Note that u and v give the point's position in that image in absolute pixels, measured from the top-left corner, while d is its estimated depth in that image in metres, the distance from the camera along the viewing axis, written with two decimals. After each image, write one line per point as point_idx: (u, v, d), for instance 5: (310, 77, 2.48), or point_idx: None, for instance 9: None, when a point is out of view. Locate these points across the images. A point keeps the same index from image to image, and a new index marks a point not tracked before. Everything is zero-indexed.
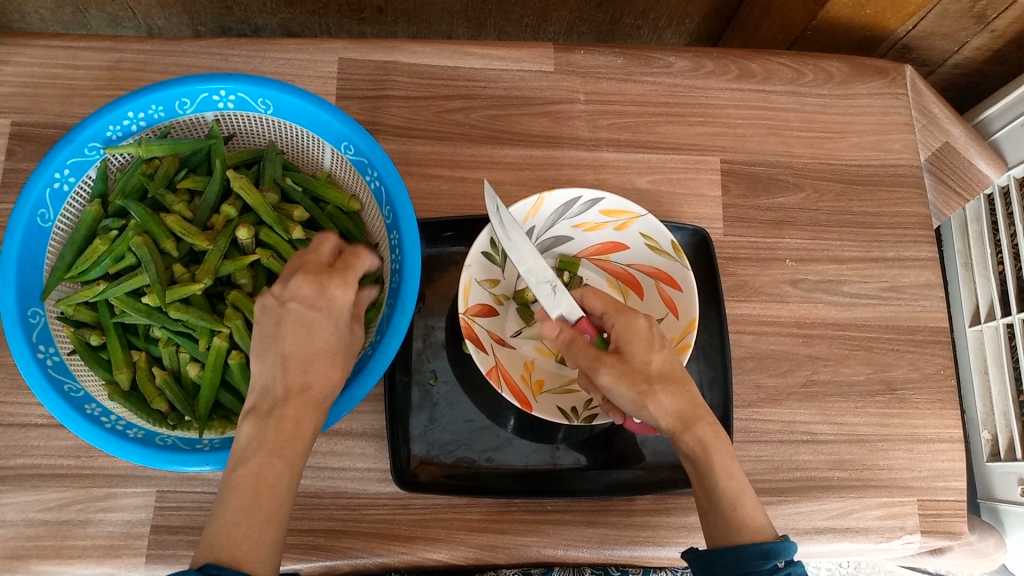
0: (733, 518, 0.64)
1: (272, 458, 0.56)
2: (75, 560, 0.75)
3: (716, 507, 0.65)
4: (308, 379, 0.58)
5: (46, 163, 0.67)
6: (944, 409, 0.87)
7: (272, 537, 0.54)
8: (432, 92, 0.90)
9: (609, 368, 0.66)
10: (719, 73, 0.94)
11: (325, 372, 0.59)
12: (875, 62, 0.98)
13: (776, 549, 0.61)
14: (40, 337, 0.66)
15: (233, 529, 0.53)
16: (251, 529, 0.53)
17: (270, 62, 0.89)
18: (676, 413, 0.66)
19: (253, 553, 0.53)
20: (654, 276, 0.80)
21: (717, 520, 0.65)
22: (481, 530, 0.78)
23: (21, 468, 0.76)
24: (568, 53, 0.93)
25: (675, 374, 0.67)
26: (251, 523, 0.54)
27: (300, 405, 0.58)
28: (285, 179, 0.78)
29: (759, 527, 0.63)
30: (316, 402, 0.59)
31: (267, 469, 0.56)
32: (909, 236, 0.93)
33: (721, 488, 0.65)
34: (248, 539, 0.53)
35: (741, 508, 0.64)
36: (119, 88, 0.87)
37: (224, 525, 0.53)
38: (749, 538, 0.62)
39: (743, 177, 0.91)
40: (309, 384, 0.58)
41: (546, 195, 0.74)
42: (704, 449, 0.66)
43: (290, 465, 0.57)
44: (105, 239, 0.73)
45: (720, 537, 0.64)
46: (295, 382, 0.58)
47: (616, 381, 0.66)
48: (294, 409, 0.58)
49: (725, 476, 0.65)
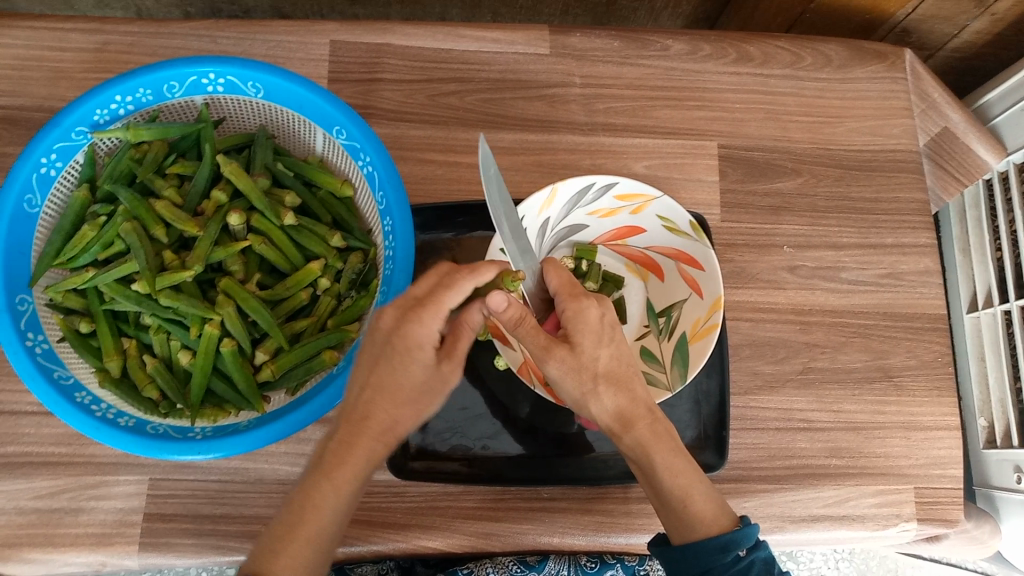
0: (683, 515, 0.66)
1: (331, 486, 0.62)
2: (68, 549, 0.74)
3: (667, 506, 0.67)
4: (383, 420, 0.63)
5: (32, 147, 0.66)
6: (941, 397, 0.87)
7: (310, 558, 0.61)
8: (426, 75, 0.89)
9: (556, 364, 0.64)
10: (717, 56, 0.93)
11: (403, 420, 0.64)
12: (874, 46, 0.97)
13: (737, 538, 0.63)
14: (28, 324, 0.65)
15: (281, 547, 0.60)
16: (295, 547, 0.60)
17: (260, 44, 0.88)
18: (615, 412, 0.66)
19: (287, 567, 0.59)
20: (674, 257, 0.79)
21: (672, 517, 0.67)
22: (476, 517, 0.78)
23: (11, 456, 0.76)
24: (564, 36, 0.92)
25: (620, 372, 0.66)
26: (299, 542, 0.60)
27: (368, 440, 0.64)
28: (276, 164, 0.76)
29: (716, 522, 0.65)
30: (384, 441, 0.65)
31: (325, 493, 0.62)
32: (907, 223, 0.92)
33: (669, 486, 0.66)
34: (287, 560, 0.59)
35: (690, 505, 0.66)
36: (107, 71, 0.86)
37: (275, 540, 0.60)
38: (704, 534, 0.64)
39: (741, 163, 0.90)
40: (381, 425, 0.64)
41: (558, 186, 0.72)
42: (645, 452, 0.66)
43: (348, 491, 0.63)
44: (94, 225, 0.72)
45: (677, 531, 0.66)
46: (372, 423, 0.63)
47: (562, 375, 0.64)
48: (357, 444, 0.63)
49: (672, 475, 0.66)
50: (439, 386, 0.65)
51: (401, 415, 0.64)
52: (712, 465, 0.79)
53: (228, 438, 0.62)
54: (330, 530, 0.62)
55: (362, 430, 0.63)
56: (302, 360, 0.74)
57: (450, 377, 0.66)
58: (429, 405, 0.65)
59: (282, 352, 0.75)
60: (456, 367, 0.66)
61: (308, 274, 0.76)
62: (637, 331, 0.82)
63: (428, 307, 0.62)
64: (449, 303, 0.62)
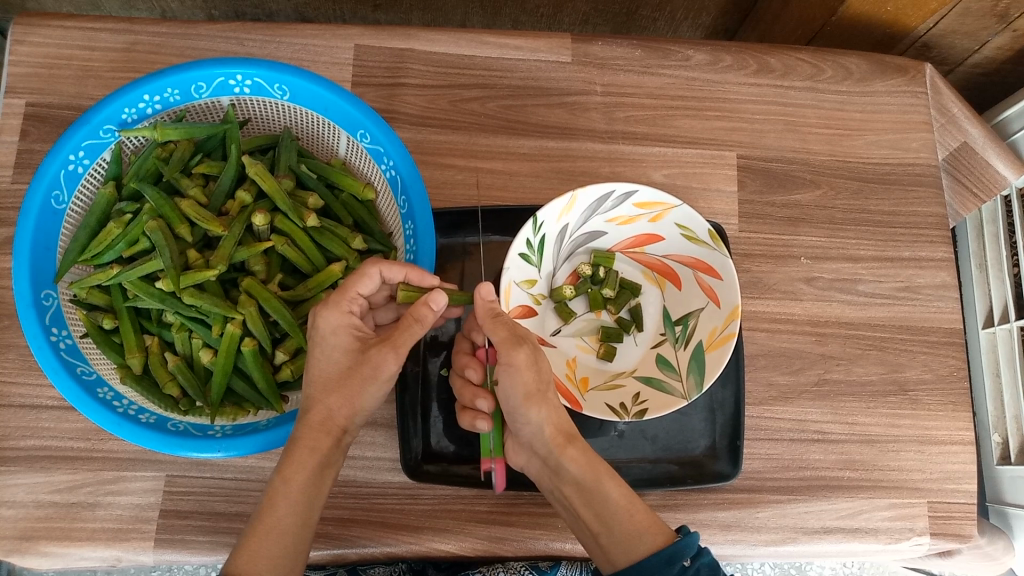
0: (628, 527, 0.66)
1: (282, 480, 0.63)
2: (85, 543, 0.75)
3: (609, 524, 0.67)
4: (321, 411, 0.64)
5: (61, 144, 0.67)
6: (956, 411, 0.87)
7: (273, 554, 0.61)
8: (448, 80, 0.89)
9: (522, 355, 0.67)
10: (738, 68, 0.93)
11: (340, 407, 0.64)
12: (895, 59, 0.97)
13: (679, 548, 0.64)
14: (53, 319, 0.65)
15: (244, 546, 0.61)
16: (256, 543, 0.61)
17: (285, 47, 0.89)
18: (555, 423, 0.70)
19: (251, 566, 0.59)
20: (691, 266, 0.79)
21: (614, 535, 0.67)
22: (489, 522, 0.78)
23: (31, 450, 0.76)
24: (586, 44, 0.92)
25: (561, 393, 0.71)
26: (259, 541, 0.61)
27: (311, 433, 0.64)
28: (300, 166, 0.77)
29: (655, 539, 0.65)
30: (329, 432, 0.65)
31: (280, 488, 0.63)
32: (925, 236, 0.92)
33: (613, 497, 0.68)
34: (249, 552, 0.60)
35: (633, 516, 0.67)
36: (134, 71, 0.87)
37: (239, 543, 0.61)
38: (651, 545, 0.65)
39: (759, 173, 0.90)
40: (320, 416, 0.64)
41: (579, 192, 0.74)
42: (589, 467, 0.69)
43: (303, 485, 0.64)
44: (119, 222, 0.73)
45: (623, 551, 0.66)
46: (313, 415, 0.64)
47: (516, 370, 0.67)
48: (303, 442, 0.64)
49: (616, 488, 0.69)
50: (371, 370, 0.64)
51: (336, 404, 0.64)
52: (727, 474, 0.79)
53: (249, 436, 0.63)
54: (293, 531, 0.63)
55: (305, 425, 0.64)
56: None
57: (379, 364, 0.63)
58: (366, 391, 0.65)
59: (303, 353, 0.75)
60: (383, 352, 0.63)
61: (329, 276, 0.76)
62: (652, 339, 0.82)
63: (338, 292, 0.65)
64: (358, 287, 0.65)
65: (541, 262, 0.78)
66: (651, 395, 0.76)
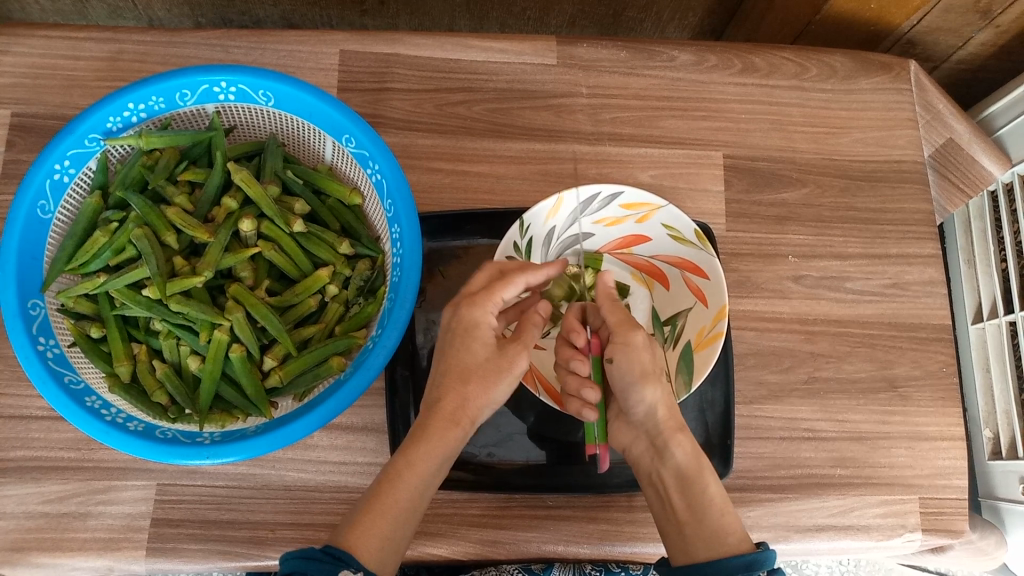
0: (717, 523, 0.70)
1: (406, 464, 0.65)
2: (76, 553, 0.75)
3: (701, 516, 0.71)
4: (455, 400, 0.67)
5: (47, 154, 0.68)
6: (945, 407, 0.87)
7: (385, 533, 0.62)
8: (433, 85, 0.89)
9: (641, 336, 0.70)
10: (723, 67, 0.93)
11: (473, 398, 0.67)
12: (880, 57, 0.98)
13: (761, 558, 0.66)
14: (41, 329, 0.66)
15: (359, 521, 0.62)
16: (369, 520, 0.62)
17: (270, 53, 0.89)
18: (668, 411, 0.73)
19: (365, 545, 0.61)
20: (679, 265, 0.79)
21: (700, 528, 0.70)
22: (482, 525, 0.79)
23: (21, 460, 0.76)
24: (571, 46, 0.92)
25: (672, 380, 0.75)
26: (374, 519, 0.62)
27: (442, 423, 0.67)
28: (286, 172, 0.78)
29: (737, 542, 0.69)
30: (459, 423, 0.68)
31: (403, 468, 0.65)
32: (913, 233, 0.92)
33: (709, 494, 0.72)
34: (360, 530, 0.62)
35: (724, 518, 0.71)
36: (119, 79, 0.87)
37: (355, 517, 0.63)
38: (733, 547, 0.68)
39: (746, 173, 0.91)
40: (451, 406, 0.67)
41: (564, 195, 0.74)
42: (691, 458, 0.73)
43: (430, 471, 0.66)
44: (105, 231, 0.73)
45: (702, 547, 0.69)
46: (449, 404, 0.67)
47: (634, 350, 0.70)
48: (435, 430, 0.66)
49: (712, 484, 0.73)
50: (507, 365, 0.68)
51: (471, 396, 0.67)
52: (718, 472, 0.80)
53: (239, 443, 0.63)
54: (408, 517, 0.64)
55: (434, 414, 0.67)
56: (309, 367, 0.74)
57: (516, 360, 0.68)
58: (500, 386, 0.68)
59: (291, 358, 0.75)
60: (523, 351, 0.68)
61: (317, 281, 0.76)
62: None
63: (486, 292, 0.68)
64: (501, 290, 0.68)
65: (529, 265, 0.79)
66: None
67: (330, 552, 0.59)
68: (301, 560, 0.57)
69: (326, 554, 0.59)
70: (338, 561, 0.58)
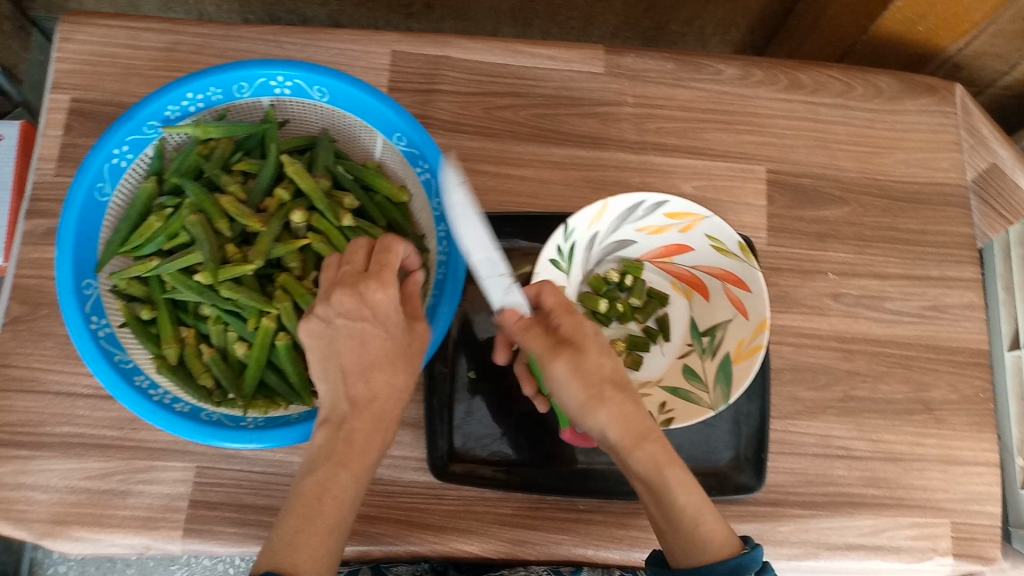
0: (695, 534, 0.63)
1: (332, 463, 0.60)
2: (115, 529, 0.76)
3: (677, 525, 0.64)
4: (363, 391, 0.61)
5: (106, 139, 0.69)
6: (981, 432, 0.86)
7: (324, 543, 0.57)
8: (482, 88, 0.91)
9: (560, 364, 0.64)
10: (769, 83, 0.94)
11: (383, 391, 0.62)
12: (926, 79, 0.97)
13: (743, 562, 0.60)
14: (93, 308, 0.67)
15: (287, 538, 0.56)
16: (304, 534, 0.57)
17: (323, 51, 0.90)
18: (627, 423, 0.64)
19: (309, 562, 0.56)
20: (721, 277, 0.79)
21: (678, 537, 0.64)
22: (513, 524, 0.79)
23: (65, 436, 0.78)
24: (619, 56, 0.93)
25: (624, 384, 0.66)
26: (306, 530, 0.57)
27: (364, 418, 0.61)
28: (337, 166, 0.79)
29: (720, 543, 0.62)
30: (375, 415, 0.62)
31: (314, 491, 0.59)
32: (954, 256, 0.92)
33: (681, 506, 0.63)
34: (305, 549, 0.56)
35: (702, 524, 0.63)
36: (175, 70, 0.89)
37: (280, 532, 0.57)
38: (715, 555, 0.61)
39: (789, 189, 0.91)
40: (365, 398, 0.61)
41: (610, 200, 0.75)
42: (656, 468, 0.64)
43: (351, 483, 0.60)
44: (160, 216, 0.75)
45: (683, 557, 0.63)
46: (359, 397, 0.61)
47: (563, 381, 0.64)
48: (354, 425, 0.61)
49: (684, 494, 0.64)
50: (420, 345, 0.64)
51: (378, 387, 0.62)
52: (750, 486, 0.79)
53: (281, 429, 0.65)
54: (342, 521, 0.59)
55: (353, 407, 0.61)
56: None
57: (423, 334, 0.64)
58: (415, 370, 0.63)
59: None
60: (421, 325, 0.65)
61: None
62: (679, 350, 0.83)
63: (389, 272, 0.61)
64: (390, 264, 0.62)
65: (571, 269, 0.79)
66: (678, 406, 0.76)
67: (268, 574, 0.54)
68: None
69: None
70: None
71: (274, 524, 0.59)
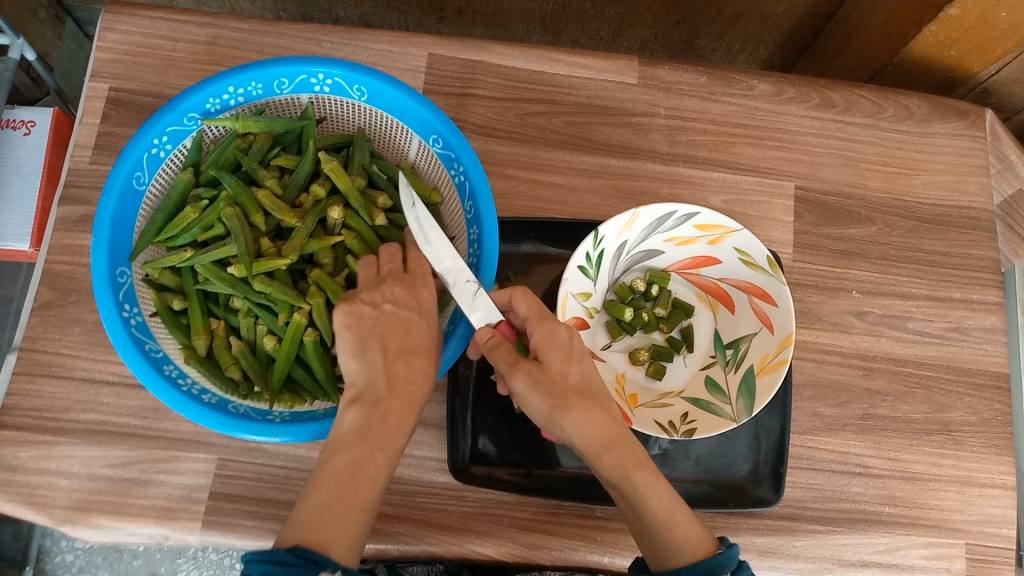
0: (669, 537, 0.62)
1: (364, 442, 0.57)
2: (135, 519, 0.77)
3: (652, 528, 0.63)
4: (404, 372, 0.61)
5: (147, 129, 0.69)
6: (999, 456, 0.87)
7: (358, 521, 0.55)
8: (516, 94, 0.91)
9: (523, 378, 0.64)
10: (801, 100, 0.95)
11: (421, 373, 0.61)
12: (956, 103, 0.98)
13: (719, 562, 0.60)
14: (126, 296, 0.67)
15: (316, 513, 0.54)
16: (336, 510, 0.54)
17: (361, 51, 0.91)
18: (595, 430, 0.64)
19: (342, 539, 0.53)
20: (747, 290, 0.80)
21: (654, 540, 0.63)
22: (529, 529, 0.79)
23: (90, 423, 0.78)
24: (653, 67, 0.94)
25: (591, 390, 0.66)
26: (338, 508, 0.54)
27: (398, 398, 0.60)
28: (372, 166, 0.80)
29: (698, 542, 0.62)
30: (411, 398, 0.60)
31: (347, 468, 0.56)
32: (977, 279, 0.93)
33: (653, 509, 0.63)
34: (337, 526, 0.54)
35: (676, 525, 0.62)
36: (214, 64, 0.90)
37: (308, 508, 0.54)
38: (690, 556, 0.61)
39: (816, 206, 0.92)
40: (404, 379, 0.60)
41: (642, 210, 0.75)
42: (625, 474, 0.63)
43: (384, 464, 0.58)
44: (196, 208, 0.76)
45: (660, 558, 0.63)
46: (397, 379, 0.60)
47: (529, 393, 0.64)
48: (388, 405, 0.59)
49: (655, 497, 0.63)
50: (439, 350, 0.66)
51: (415, 370, 0.61)
52: (768, 500, 0.79)
53: (307, 424, 0.65)
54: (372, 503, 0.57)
55: (387, 386, 0.60)
56: None
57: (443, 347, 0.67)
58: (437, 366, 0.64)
59: None
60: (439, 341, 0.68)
61: None
62: (701, 361, 0.83)
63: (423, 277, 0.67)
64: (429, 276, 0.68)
65: (598, 277, 0.80)
66: (700, 416, 0.76)
67: (303, 553, 0.51)
68: (272, 563, 0.50)
69: (299, 557, 0.50)
70: (315, 562, 0.51)
71: (298, 501, 0.56)
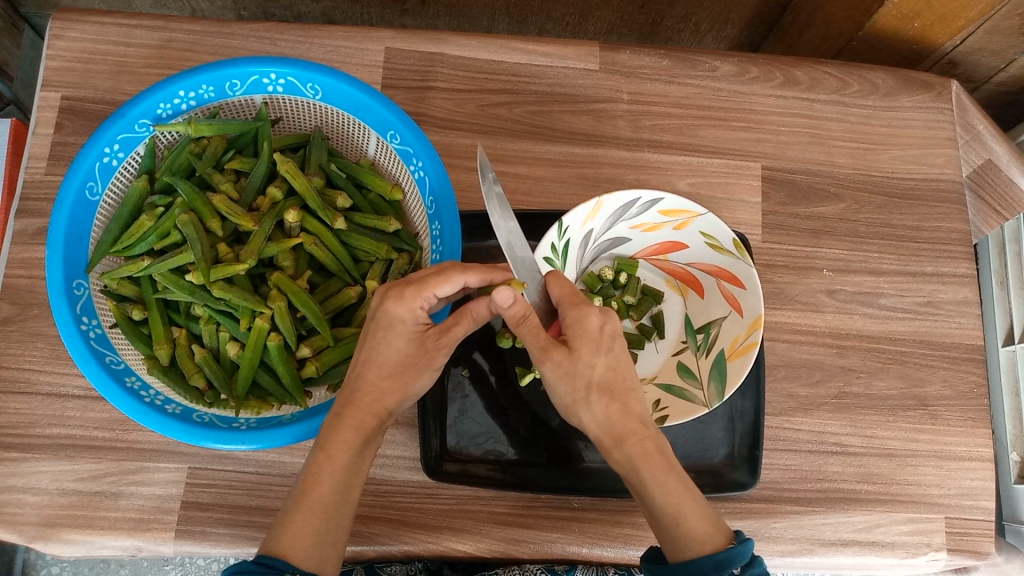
0: (677, 533, 0.62)
1: (326, 456, 0.63)
2: (106, 531, 0.76)
3: (659, 523, 0.63)
4: (370, 392, 0.64)
5: (97, 137, 0.68)
6: (975, 428, 0.86)
7: (318, 527, 0.61)
8: (477, 85, 0.90)
9: (549, 366, 0.64)
10: (765, 79, 0.94)
11: (390, 393, 0.65)
12: (922, 75, 0.97)
13: (729, 558, 0.59)
14: (84, 308, 0.66)
15: (284, 525, 0.60)
16: (300, 519, 0.60)
17: (317, 48, 0.90)
18: (608, 424, 0.64)
19: (302, 547, 0.59)
20: (715, 273, 0.79)
21: (663, 533, 0.63)
22: (506, 523, 0.79)
23: (56, 438, 0.77)
24: (614, 52, 0.93)
25: (615, 383, 0.64)
26: (302, 517, 0.60)
27: (360, 413, 0.64)
28: (330, 165, 0.79)
29: (707, 537, 0.61)
30: (374, 413, 0.65)
31: (313, 481, 0.62)
32: (949, 252, 0.92)
33: (660, 505, 0.62)
34: (295, 534, 0.60)
35: (684, 522, 0.62)
36: (168, 67, 0.88)
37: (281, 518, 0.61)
38: (698, 553, 0.60)
39: (784, 185, 0.91)
40: (370, 397, 0.64)
41: (605, 197, 0.73)
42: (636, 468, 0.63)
43: (346, 472, 0.63)
44: (152, 215, 0.74)
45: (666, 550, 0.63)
46: (365, 395, 0.64)
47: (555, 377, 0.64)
48: (348, 419, 0.64)
49: (662, 492, 0.62)
50: (426, 360, 0.66)
51: (386, 390, 0.65)
52: (745, 483, 0.79)
53: (276, 430, 0.63)
54: (337, 509, 0.62)
55: (350, 403, 0.64)
56: (344, 358, 0.75)
57: (436, 355, 0.66)
58: (420, 377, 0.66)
59: (326, 349, 0.76)
60: (444, 348, 0.66)
61: None
62: (673, 346, 0.82)
63: (416, 287, 0.63)
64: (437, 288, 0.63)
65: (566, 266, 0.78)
66: (672, 402, 0.76)
67: (262, 561, 0.57)
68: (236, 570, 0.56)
69: (257, 563, 0.56)
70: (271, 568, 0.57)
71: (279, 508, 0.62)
